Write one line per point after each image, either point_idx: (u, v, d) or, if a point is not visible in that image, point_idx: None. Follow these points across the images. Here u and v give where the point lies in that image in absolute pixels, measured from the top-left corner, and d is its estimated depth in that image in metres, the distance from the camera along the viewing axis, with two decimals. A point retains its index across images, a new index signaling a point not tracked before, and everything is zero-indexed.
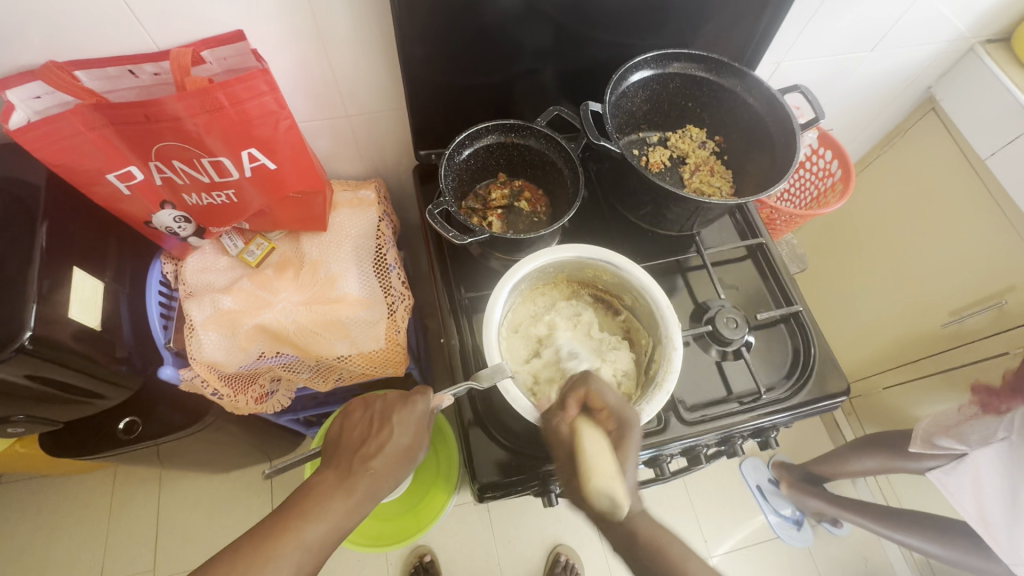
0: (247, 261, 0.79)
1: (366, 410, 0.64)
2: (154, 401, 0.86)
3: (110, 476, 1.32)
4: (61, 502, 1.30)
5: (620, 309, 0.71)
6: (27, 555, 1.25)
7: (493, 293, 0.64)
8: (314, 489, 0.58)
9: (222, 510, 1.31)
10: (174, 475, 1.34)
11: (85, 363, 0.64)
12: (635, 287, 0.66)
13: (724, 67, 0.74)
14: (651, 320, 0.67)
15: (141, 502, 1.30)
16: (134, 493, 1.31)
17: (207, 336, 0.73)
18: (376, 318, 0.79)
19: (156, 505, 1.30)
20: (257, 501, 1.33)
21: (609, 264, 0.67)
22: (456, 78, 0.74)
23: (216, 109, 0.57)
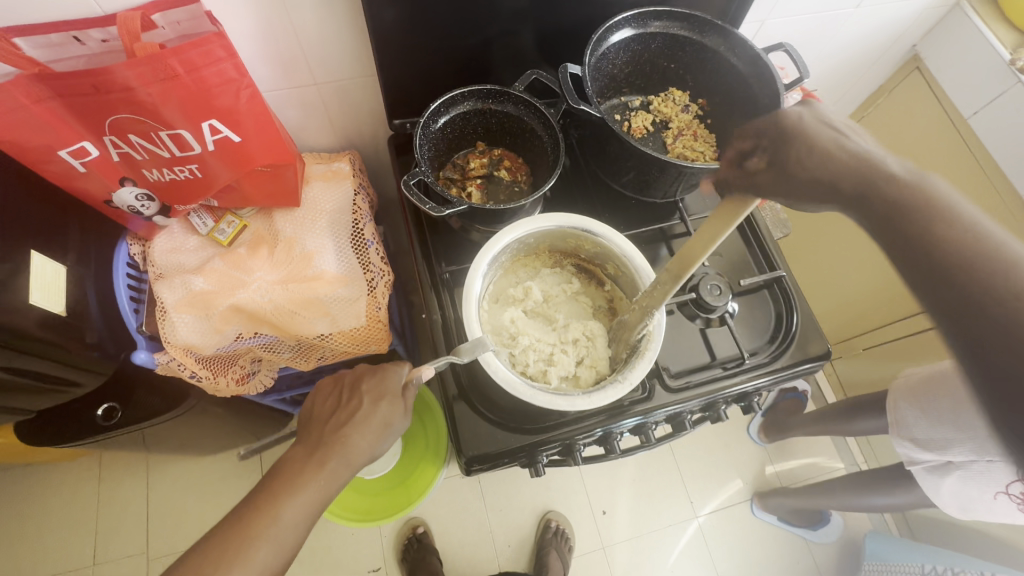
0: (217, 239, 0.76)
1: (335, 386, 0.65)
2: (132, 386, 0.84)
3: (95, 461, 1.31)
4: (46, 489, 1.28)
5: (607, 277, 0.70)
6: (16, 544, 1.24)
7: (472, 267, 0.62)
8: (287, 466, 0.58)
9: (213, 491, 1.31)
10: (161, 460, 1.33)
11: (53, 350, 0.62)
12: (619, 256, 0.65)
13: (707, 26, 0.71)
14: (635, 291, 0.66)
15: (129, 487, 1.30)
16: (121, 478, 1.30)
17: (181, 318, 0.71)
18: (356, 295, 0.77)
19: (145, 489, 1.30)
20: (248, 481, 1.33)
21: (589, 233, 0.65)
22: (430, 41, 0.71)
23: (171, 77, 0.54)
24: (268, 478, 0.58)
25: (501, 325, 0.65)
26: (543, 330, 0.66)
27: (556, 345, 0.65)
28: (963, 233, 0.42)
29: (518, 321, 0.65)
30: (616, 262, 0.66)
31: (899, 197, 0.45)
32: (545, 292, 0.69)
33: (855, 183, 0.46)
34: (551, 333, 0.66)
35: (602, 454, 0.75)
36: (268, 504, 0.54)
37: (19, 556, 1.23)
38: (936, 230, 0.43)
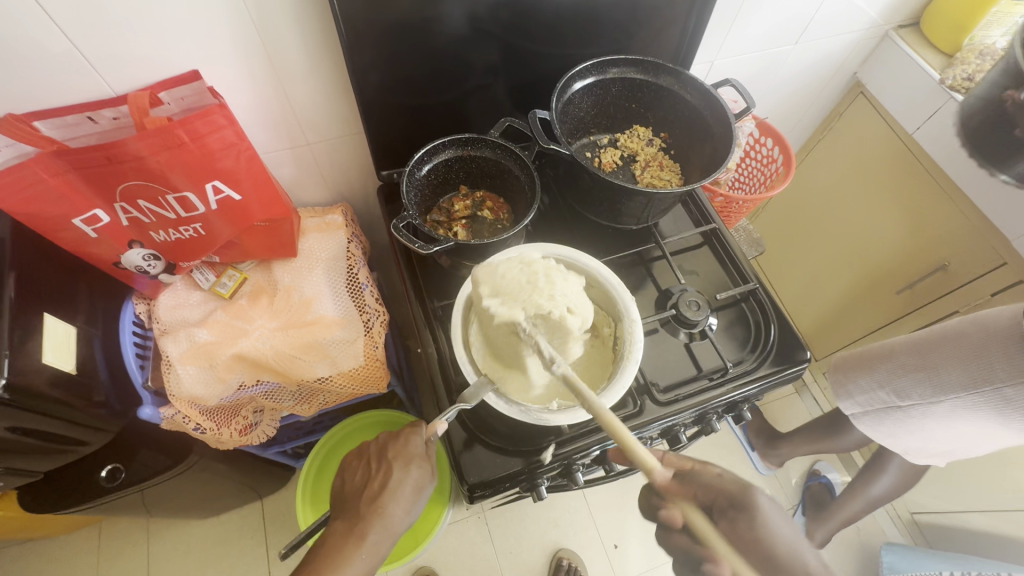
0: (220, 293, 0.80)
1: (361, 456, 0.67)
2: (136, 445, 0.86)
3: (94, 533, 1.29)
4: (44, 566, 1.25)
5: (578, 294, 0.74)
6: None
7: (458, 297, 0.66)
8: (329, 544, 0.60)
9: (216, 555, 1.28)
10: (163, 525, 1.31)
11: (63, 409, 0.64)
12: (587, 274, 0.70)
13: (660, 69, 0.79)
14: (608, 304, 0.70)
15: (130, 556, 1.27)
16: (121, 548, 1.28)
17: (185, 370, 0.74)
18: (353, 337, 0.80)
19: (146, 558, 1.27)
20: (252, 541, 1.30)
21: (555, 256, 0.70)
22: (411, 100, 0.78)
23: (177, 145, 0.59)
24: (315, 559, 0.60)
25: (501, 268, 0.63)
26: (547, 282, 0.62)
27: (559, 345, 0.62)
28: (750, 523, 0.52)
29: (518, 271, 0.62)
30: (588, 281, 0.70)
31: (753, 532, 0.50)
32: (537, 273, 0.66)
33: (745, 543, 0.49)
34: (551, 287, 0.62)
35: (603, 474, 0.77)
36: None
37: None
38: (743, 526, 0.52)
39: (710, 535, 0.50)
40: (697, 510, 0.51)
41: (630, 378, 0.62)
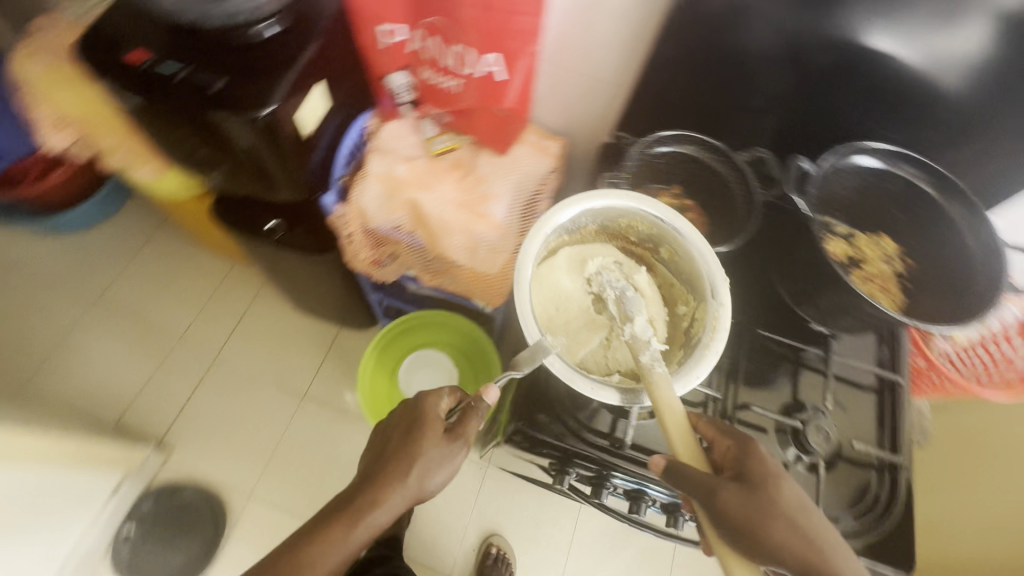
0: (432, 147, 0.87)
1: (398, 414, 0.69)
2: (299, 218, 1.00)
3: (228, 265, 1.55)
4: (187, 262, 1.55)
5: (657, 256, 0.78)
6: (147, 286, 1.51)
7: (530, 236, 0.69)
8: (351, 499, 0.61)
9: (288, 341, 1.48)
10: (270, 292, 1.53)
11: (282, 155, 0.77)
12: (679, 240, 0.72)
13: (956, 193, 0.71)
14: (695, 282, 0.72)
15: (238, 297, 1.52)
16: (237, 287, 1.52)
17: (372, 188, 0.84)
18: (503, 247, 0.85)
19: (247, 306, 1.51)
20: (315, 350, 1.48)
21: (648, 213, 0.72)
22: (683, 86, 0.76)
23: (490, 8, 0.65)
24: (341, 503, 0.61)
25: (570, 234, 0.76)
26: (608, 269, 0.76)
27: (625, 339, 0.67)
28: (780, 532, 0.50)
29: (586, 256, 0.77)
30: (682, 246, 0.72)
31: (733, 512, 0.51)
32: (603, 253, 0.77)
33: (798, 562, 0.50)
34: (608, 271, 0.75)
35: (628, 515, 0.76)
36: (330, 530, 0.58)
37: (145, 296, 1.50)
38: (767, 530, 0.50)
39: (743, 524, 0.51)
40: (720, 495, 0.52)
41: (710, 365, 0.64)
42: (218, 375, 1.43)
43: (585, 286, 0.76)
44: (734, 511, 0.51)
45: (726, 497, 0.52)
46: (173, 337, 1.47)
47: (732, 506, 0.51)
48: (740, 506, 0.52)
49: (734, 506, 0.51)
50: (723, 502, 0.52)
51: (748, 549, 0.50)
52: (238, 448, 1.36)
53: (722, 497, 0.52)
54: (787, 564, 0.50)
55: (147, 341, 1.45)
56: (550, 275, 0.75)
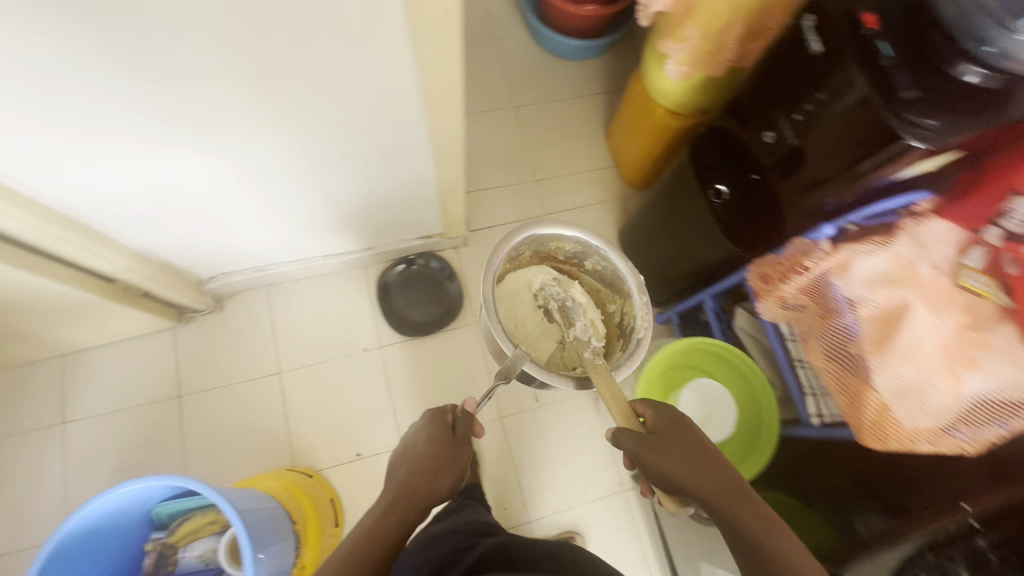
0: (970, 279, 0.75)
1: (422, 437, 0.87)
2: (744, 205, 1.07)
3: (607, 169, 1.67)
4: (585, 135, 1.70)
5: (581, 268, 1.23)
6: (548, 127, 1.69)
7: (513, 236, 1.09)
8: (385, 503, 0.79)
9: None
10: (612, 211, 1.63)
11: (862, 169, 0.85)
12: (609, 267, 1.16)
13: None
14: (618, 282, 1.16)
15: (591, 192, 1.65)
16: (597, 189, 1.65)
17: (876, 259, 0.80)
18: (937, 413, 0.73)
19: (591, 204, 1.63)
20: None
21: (569, 239, 1.16)
22: None
23: None
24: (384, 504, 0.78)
25: (524, 278, 1.21)
26: (557, 288, 1.20)
27: (575, 339, 1.13)
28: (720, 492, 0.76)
29: (528, 272, 1.21)
30: (602, 261, 1.16)
31: (666, 465, 0.79)
32: (543, 263, 1.22)
33: (733, 512, 0.74)
34: (557, 287, 1.20)
35: None
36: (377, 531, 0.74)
37: (541, 131, 1.69)
38: (703, 487, 0.76)
39: (683, 473, 0.78)
40: (644, 456, 0.81)
41: (643, 347, 1.06)
42: None
43: (530, 301, 1.20)
44: (673, 468, 0.78)
45: (648, 455, 0.81)
46: (534, 178, 1.64)
47: (660, 465, 0.79)
48: (671, 465, 0.78)
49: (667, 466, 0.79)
50: (656, 459, 0.80)
51: (681, 490, 0.78)
52: None
53: (652, 459, 0.80)
54: (727, 516, 0.74)
55: (518, 164, 1.65)
56: (506, 284, 1.19)
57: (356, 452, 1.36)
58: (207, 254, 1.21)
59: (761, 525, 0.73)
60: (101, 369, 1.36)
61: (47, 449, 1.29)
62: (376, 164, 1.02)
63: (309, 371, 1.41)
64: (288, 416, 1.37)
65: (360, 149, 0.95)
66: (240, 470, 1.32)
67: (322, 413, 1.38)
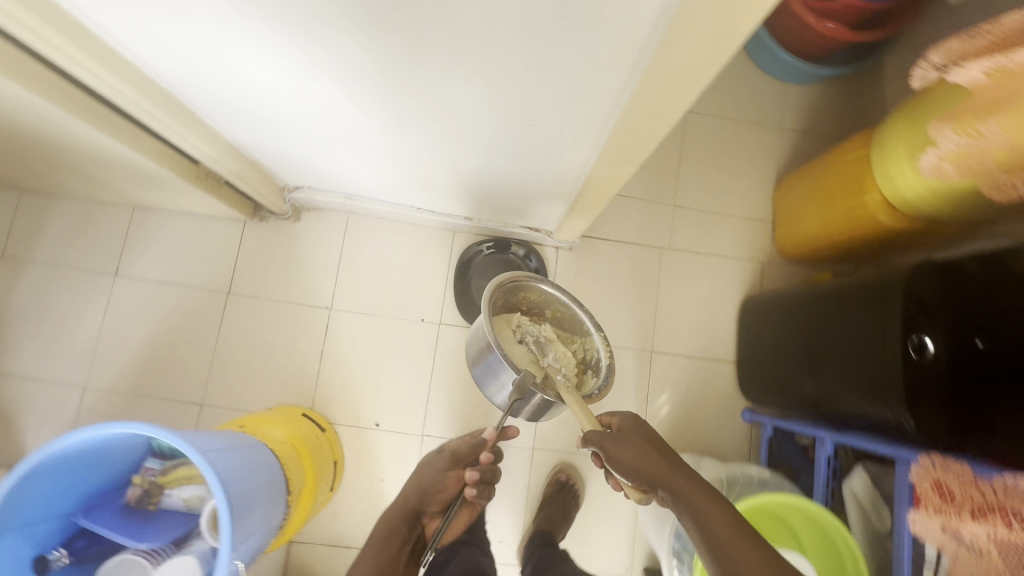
0: None
1: (419, 472, 1.02)
2: (947, 381, 0.82)
3: (760, 225, 1.39)
4: (751, 174, 1.41)
5: (542, 316, 1.04)
6: (713, 150, 1.42)
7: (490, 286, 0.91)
8: (389, 515, 0.94)
9: (700, 319, 1.35)
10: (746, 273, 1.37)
11: None
12: (562, 304, 1.00)
13: None
14: (577, 322, 1.00)
15: (731, 243, 1.38)
16: (739, 243, 1.38)
17: None
18: None
19: (725, 257, 1.37)
20: (701, 345, 1.34)
21: (537, 283, 0.97)
22: None
23: None
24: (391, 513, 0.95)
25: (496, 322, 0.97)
26: (527, 330, 0.99)
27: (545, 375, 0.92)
28: (686, 491, 0.70)
29: (501, 319, 0.98)
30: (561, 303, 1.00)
31: (627, 455, 0.75)
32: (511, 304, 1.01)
33: (710, 513, 0.66)
34: (528, 329, 0.99)
35: None
36: (380, 539, 0.90)
37: (701, 151, 1.42)
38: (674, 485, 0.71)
39: (653, 472, 0.73)
40: (613, 448, 0.77)
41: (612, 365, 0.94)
42: (648, 263, 1.36)
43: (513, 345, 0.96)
44: (636, 461, 0.74)
45: (615, 443, 0.77)
46: (672, 202, 1.39)
47: (627, 457, 0.75)
48: (634, 458, 0.75)
49: (625, 457, 0.75)
50: (618, 454, 0.76)
51: (653, 485, 0.73)
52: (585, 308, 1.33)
53: (618, 455, 0.76)
54: (697, 515, 0.67)
55: (660, 180, 1.40)
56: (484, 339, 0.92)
57: (375, 422, 1.26)
58: (300, 166, 1.08)
59: (729, 522, 0.65)
60: (165, 235, 1.30)
61: (95, 293, 1.27)
62: (521, 152, 0.83)
63: (359, 320, 1.30)
64: (323, 356, 1.28)
65: (510, 132, 0.76)
66: (259, 390, 1.26)
67: (356, 368, 1.28)
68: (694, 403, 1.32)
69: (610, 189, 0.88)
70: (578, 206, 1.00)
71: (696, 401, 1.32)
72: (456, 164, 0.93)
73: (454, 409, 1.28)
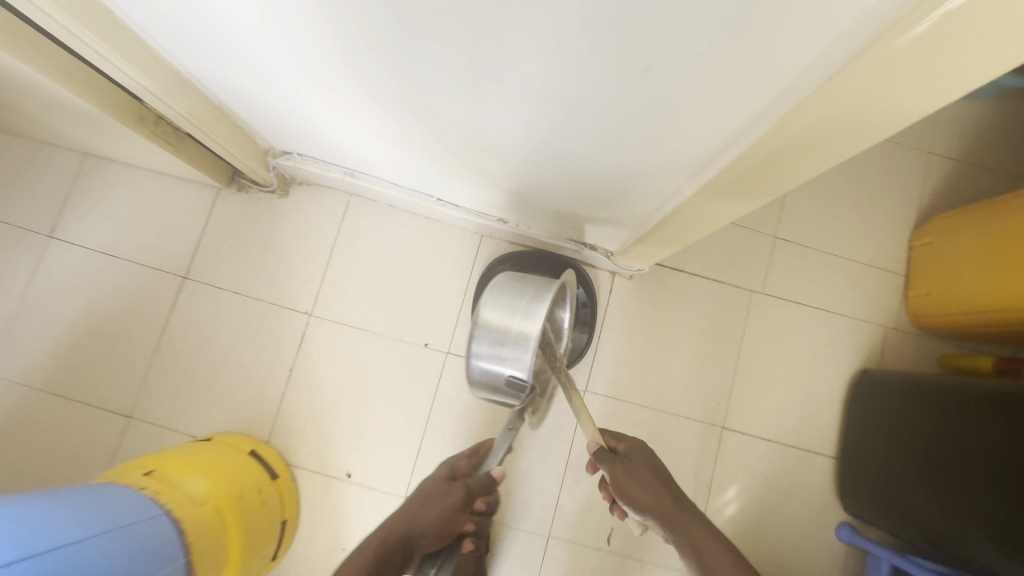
0: None
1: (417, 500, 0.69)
2: None
3: (885, 276, 1.05)
4: (878, 209, 1.07)
5: None
6: (830, 171, 1.08)
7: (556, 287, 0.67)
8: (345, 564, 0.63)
9: (791, 391, 1.01)
10: (858, 340, 1.03)
11: None
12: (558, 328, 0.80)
13: None
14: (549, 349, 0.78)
15: (843, 297, 1.04)
16: (854, 296, 1.04)
17: None
18: None
19: (833, 314, 1.03)
20: (788, 429, 1.00)
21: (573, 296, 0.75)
22: None
23: None
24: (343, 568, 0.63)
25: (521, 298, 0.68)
26: None
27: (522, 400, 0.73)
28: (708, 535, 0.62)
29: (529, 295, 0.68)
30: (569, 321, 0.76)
31: (640, 482, 0.63)
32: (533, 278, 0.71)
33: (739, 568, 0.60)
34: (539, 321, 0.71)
35: None
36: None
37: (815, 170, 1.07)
38: (692, 526, 0.62)
39: (668, 508, 0.62)
40: (620, 474, 0.63)
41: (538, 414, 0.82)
42: (730, 308, 1.02)
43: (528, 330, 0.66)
44: (637, 499, 0.62)
45: (623, 469, 0.63)
46: (771, 232, 1.05)
47: (634, 488, 0.62)
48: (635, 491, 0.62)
49: (635, 485, 0.62)
50: (621, 485, 0.62)
51: (655, 521, 0.62)
52: (639, 359, 1.00)
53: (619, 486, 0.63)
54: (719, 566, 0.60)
55: None
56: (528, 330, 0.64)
57: (345, 472, 0.96)
58: (282, 115, 0.76)
59: None
60: (115, 191, 1.02)
61: (20, 256, 1.00)
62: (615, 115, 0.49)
63: (344, 334, 1.00)
64: (291, 375, 0.99)
65: (607, 77, 0.42)
66: (203, 409, 0.97)
67: (331, 397, 0.98)
68: (771, 505, 0.98)
69: (755, 192, 0.53)
70: (674, 213, 0.66)
71: (775, 504, 0.98)
72: (500, 130, 0.59)
73: None
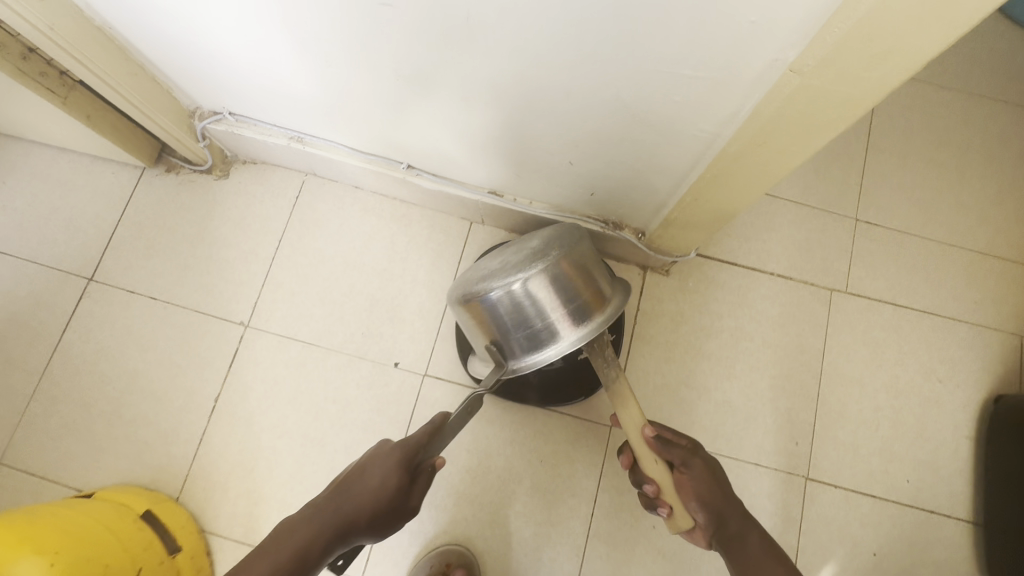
0: None
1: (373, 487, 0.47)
2: None
3: (1010, 269, 0.78)
4: (990, 184, 0.81)
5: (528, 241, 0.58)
6: (921, 137, 0.83)
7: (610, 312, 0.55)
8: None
9: (898, 427, 0.73)
10: (984, 354, 0.75)
11: None
12: None
13: None
14: None
15: (956, 298, 0.77)
16: (971, 296, 0.77)
17: None
18: None
19: (944, 321, 0.76)
20: (899, 480, 0.71)
21: None
22: None
23: None
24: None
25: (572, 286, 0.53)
26: None
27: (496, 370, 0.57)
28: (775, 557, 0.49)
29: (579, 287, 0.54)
30: None
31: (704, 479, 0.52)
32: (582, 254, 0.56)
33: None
34: None
35: None
36: None
37: (901, 137, 0.83)
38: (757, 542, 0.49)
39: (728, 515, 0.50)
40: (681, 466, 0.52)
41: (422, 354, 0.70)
42: (803, 313, 0.76)
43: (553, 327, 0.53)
44: (705, 495, 0.51)
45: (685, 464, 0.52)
46: (850, 213, 0.80)
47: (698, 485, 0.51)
48: (701, 485, 0.52)
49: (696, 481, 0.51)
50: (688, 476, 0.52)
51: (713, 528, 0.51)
52: (684, 382, 0.74)
53: (686, 470, 0.52)
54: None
55: (829, 175, 0.82)
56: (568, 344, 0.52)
57: None
58: (171, 23, 0.54)
59: None
60: (15, 176, 0.81)
61: None
62: None
63: (289, 352, 0.76)
64: (216, 407, 0.74)
65: None
66: (98, 454, 0.72)
67: (267, 436, 0.73)
68: None
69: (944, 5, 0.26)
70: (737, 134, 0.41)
71: None
72: None
73: (426, 539, 0.69)
